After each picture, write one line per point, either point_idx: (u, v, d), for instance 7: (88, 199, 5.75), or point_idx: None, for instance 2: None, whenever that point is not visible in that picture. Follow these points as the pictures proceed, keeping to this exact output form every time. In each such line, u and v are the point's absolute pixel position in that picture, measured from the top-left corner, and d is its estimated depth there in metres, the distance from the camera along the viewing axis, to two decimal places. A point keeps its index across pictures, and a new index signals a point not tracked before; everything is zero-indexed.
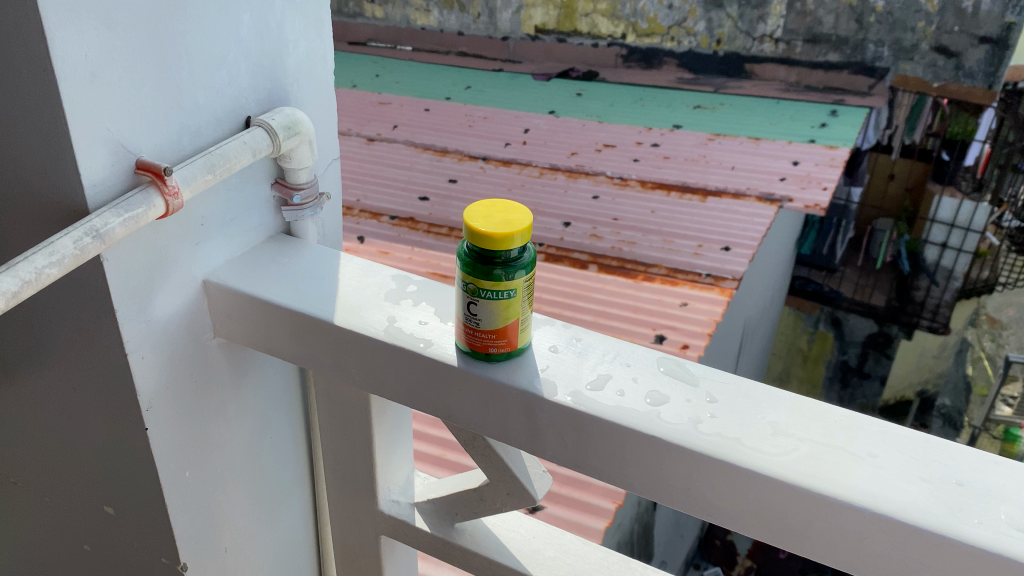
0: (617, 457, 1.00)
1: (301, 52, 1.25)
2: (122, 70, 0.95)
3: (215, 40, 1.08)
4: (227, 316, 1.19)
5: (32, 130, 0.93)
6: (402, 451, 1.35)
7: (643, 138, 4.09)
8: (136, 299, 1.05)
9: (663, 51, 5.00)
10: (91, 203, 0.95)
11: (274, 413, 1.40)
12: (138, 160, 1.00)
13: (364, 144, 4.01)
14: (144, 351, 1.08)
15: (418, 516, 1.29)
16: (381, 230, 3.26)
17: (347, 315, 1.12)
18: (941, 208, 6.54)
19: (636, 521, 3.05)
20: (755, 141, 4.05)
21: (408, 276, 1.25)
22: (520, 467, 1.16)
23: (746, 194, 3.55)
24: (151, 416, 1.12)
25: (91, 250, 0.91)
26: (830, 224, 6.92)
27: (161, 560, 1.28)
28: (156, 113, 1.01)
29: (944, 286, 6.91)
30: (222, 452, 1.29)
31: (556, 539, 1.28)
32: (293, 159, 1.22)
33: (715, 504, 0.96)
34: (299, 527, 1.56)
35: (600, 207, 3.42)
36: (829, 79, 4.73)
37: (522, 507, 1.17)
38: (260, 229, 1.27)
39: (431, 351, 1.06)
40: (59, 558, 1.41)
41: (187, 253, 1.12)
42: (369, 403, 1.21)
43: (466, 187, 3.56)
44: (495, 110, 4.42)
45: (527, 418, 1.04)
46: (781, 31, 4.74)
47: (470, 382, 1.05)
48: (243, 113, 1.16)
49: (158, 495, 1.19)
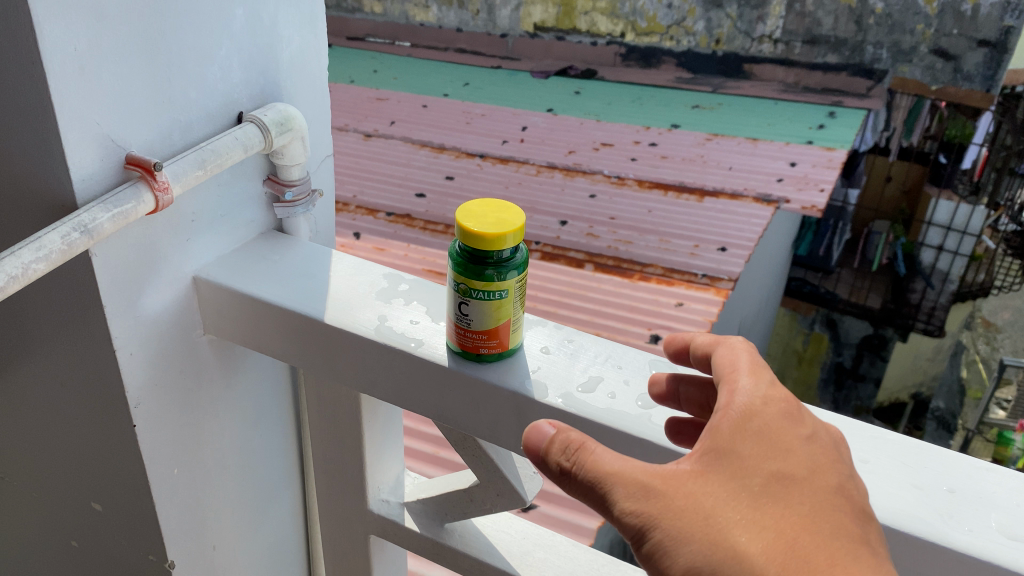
0: None
1: (293, 49, 1.24)
2: (112, 62, 0.93)
3: (208, 35, 1.07)
4: (217, 312, 1.18)
5: (22, 123, 0.92)
6: (392, 450, 1.34)
7: (641, 137, 4.09)
8: (125, 293, 1.04)
9: (662, 50, 4.98)
10: (79, 198, 0.94)
11: (264, 409, 1.39)
12: (129, 155, 0.99)
13: (362, 140, 3.99)
14: (133, 347, 1.08)
15: (407, 516, 1.28)
16: (377, 226, 3.25)
17: (338, 313, 1.11)
18: (937, 211, 6.48)
19: None
20: (753, 141, 4.05)
21: (400, 274, 1.24)
22: (510, 468, 1.15)
23: (743, 195, 3.55)
24: (140, 412, 1.12)
25: (79, 246, 0.90)
26: (827, 225, 6.86)
27: (149, 557, 1.27)
28: (147, 109, 1.00)
29: (940, 289, 6.82)
30: (212, 450, 1.29)
31: (546, 541, 1.27)
32: (285, 155, 1.20)
33: None
34: (288, 524, 1.55)
35: (597, 205, 3.41)
36: (827, 81, 4.75)
37: (511, 509, 1.15)
38: (251, 225, 1.26)
39: (422, 351, 1.06)
40: (45, 554, 1.40)
41: (177, 248, 1.11)
42: (359, 402, 1.20)
43: (463, 185, 3.56)
44: (493, 107, 4.40)
45: (518, 419, 1.03)
46: (781, 31, 4.73)
47: (460, 384, 1.04)
48: (237, 109, 1.16)
49: (147, 491, 1.18)
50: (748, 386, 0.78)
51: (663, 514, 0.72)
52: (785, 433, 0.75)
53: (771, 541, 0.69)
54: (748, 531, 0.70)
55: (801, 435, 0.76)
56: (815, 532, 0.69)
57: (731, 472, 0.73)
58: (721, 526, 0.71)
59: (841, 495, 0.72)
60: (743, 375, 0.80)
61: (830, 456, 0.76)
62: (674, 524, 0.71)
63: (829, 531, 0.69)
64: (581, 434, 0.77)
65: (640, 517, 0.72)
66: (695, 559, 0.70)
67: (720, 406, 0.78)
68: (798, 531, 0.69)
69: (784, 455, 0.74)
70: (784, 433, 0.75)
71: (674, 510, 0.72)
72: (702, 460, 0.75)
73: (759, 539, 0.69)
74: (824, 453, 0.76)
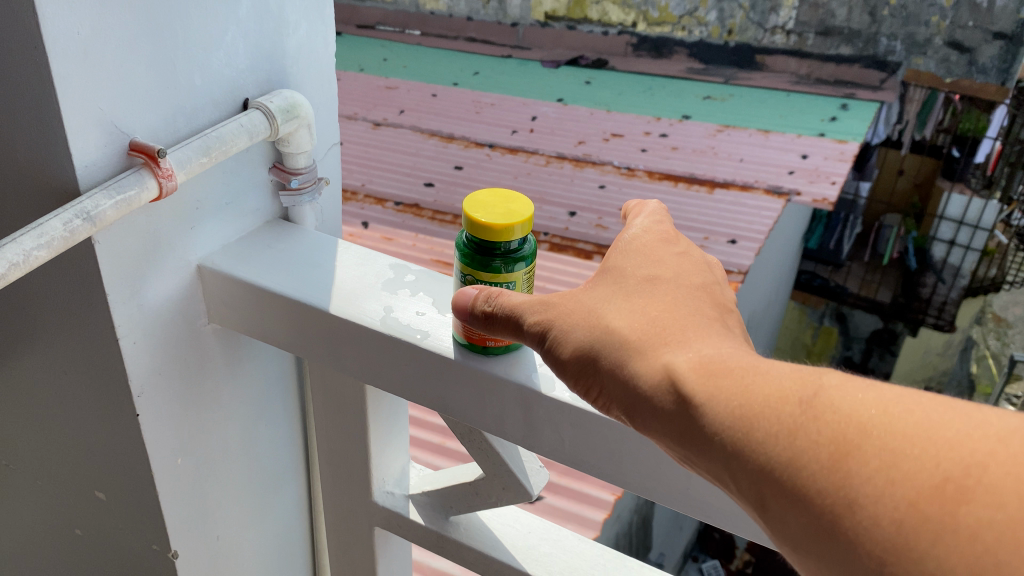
0: (616, 455, 0.98)
1: (300, 35, 1.22)
2: (114, 46, 0.92)
3: (213, 21, 1.05)
4: (223, 302, 1.17)
5: (25, 108, 0.91)
6: (397, 441, 1.32)
7: (651, 128, 4.06)
8: (129, 279, 1.03)
9: (674, 41, 4.94)
10: (82, 184, 0.93)
11: (270, 398, 1.38)
12: (131, 141, 0.97)
13: (371, 129, 3.97)
14: (136, 336, 1.07)
15: (412, 508, 1.27)
16: (385, 216, 3.24)
17: (343, 303, 1.10)
18: (949, 205, 6.43)
19: (636, 513, 3.07)
20: (764, 133, 4.01)
21: (406, 265, 1.23)
22: (516, 461, 1.14)
23: (754, 187, 3.53)
24: (143, 402, 1.11)
25: (81, 233, 0.89)
26: (838, 218, 6.91)
27: (153, 547, 1.26)
28: (151, 96, 0.99)
29: (951, 283, 6.80)
30: (215, 439, 1.28)
31: (553, 535, 1.25)
32: (291, 143, 1.19)
33: (715, 504, 0.95)
34: (293, 514, 1.54)
35: (606, 196, 3.39)
36: (840, 73, 4.70)
37: (517, 503, 1.14)
38: (256, 213, 1.24)
39: (428, 343, 1.04)
40: (47, 541, 1.39)
41: (182, 236, 1.10)
42: (364, 393, 1.18)
43: (472, 175, 3.54)
44: (503, 97, 4.38)
45: (524, 411, 1.01)
46: (793, 22, 4.69)
47: (466, 374, 1.02)
48: (242, 96, 1.14)
49: (149, 481, 1.18)
50: (636, 228, 0.92)
51: (555, 311, 0.83)
52: (660, 251, 0.87)
53: (635, 317, 0.78)
54: (617, 310, 0.80)
55: (674, 251, 0.88)
56: (674, 306, 0.78)
57: (612, 279, 0.84)
58: (598, 313, 0.80)
59: (705, 289, 0.82)
60: (636, 224, 0.93)
61: (701, 265, 0.86)
62: (566, 319, 0.82)
63: (687, 306, 0.78)
64: (499, 288, 0.91)
65: (540, 320, 0.83)
66: (579, 341, 0.80)
67: (614, 245, 0.91)
68: (658, 307, 0.79)
69: (657, 264, 0.85)
70: (659, 249, 0.87)
71: (564, 306, 0.83)
72: (594, 279, 0.86)
73: (626, 316, 0.79)
74: (693, 264, 0.86)
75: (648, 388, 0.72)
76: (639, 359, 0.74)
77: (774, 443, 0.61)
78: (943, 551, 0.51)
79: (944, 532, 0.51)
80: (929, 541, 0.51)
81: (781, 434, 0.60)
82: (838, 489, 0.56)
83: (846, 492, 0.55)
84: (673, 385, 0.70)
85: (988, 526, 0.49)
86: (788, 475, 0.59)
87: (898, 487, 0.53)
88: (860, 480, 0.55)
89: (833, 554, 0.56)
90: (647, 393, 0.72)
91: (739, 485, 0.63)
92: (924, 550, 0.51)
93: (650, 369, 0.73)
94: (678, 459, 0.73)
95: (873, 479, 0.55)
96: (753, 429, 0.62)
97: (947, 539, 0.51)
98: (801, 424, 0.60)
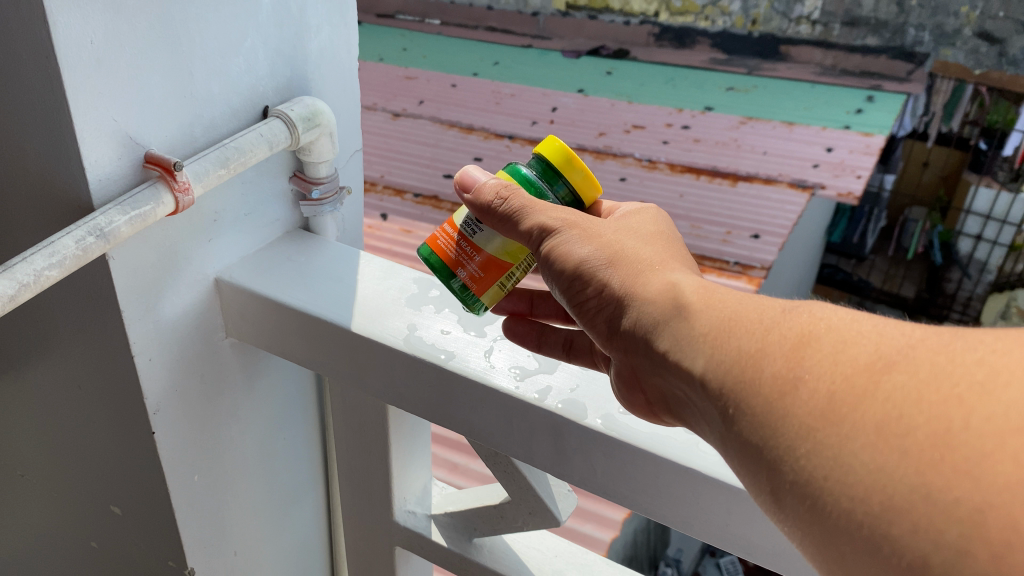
0: (652, 487, 0.93)
1: (322, 39, 1.17)
2: (130, 55, 0.87)
3: (231, 26, 1.00)
4: (240, 316, 1.13)
5: (36, 115, 0.87)
6: (420, 460, 1.28)
7: (673, 120, 3.98)
8: (145, 296, 0.99)
9: (696, 31, 4.85)
10: (97, 199, 0.89)
11: (290, 410, 1.35)
12: (148, 154, 0.93)
13: (390, 119, 3.93)
14: (152, 353, 1.03)
15: (434, 528, 1.23)
16: (404, 208, 3.21)
17: (364, 321, 1.06)
18: (976, 200, 6.31)
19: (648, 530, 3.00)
20: (789, 125, 3.93)
21: (430, 279, 1.18)
22: (542, 486, 1.09)
23: (777, 180, 3.46)
24: (158, 419, 1.07)
25: (95, 251, 0.85)
26: (863, 211, 6.74)
27: (168, 562, 1.23)
28: (168, 104, 0.95)
29: (978, 278, 6.67)
30: (234, 451, 1.24)
31: (579, 559, 1.20)
32: (312, 152, 1.14)
33: (756, 543, 0.90)
34: (310, 528, 1.50)
35: (627, 189, 3.33)
36: (866, 64, 4.57)
37: (544, 528, 1.10)
38: (277, 223, 1.21)
39: (452, 363, 1.00)
40: (62, 552, 1.36)
41: (199, 250, 1.06)
42: (386, 413, 1.14)
43: (491, 166, 3.48)
44: (523, 87, 4.31)
45: (554, 439, 0.96)
46: (819, 13, 4.59)
47: (496, 400, 0.99)
48: (262, 103, 1.10)
49: (166, 498, 1.14)
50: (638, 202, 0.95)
51: (578, 223, 0.84)
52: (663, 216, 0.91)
53: (648, 245, 0.81)
54: (635, 238, 0.82)
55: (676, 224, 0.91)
56: (679, 257, 0.83)
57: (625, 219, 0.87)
58: (614, 232, 0.83)
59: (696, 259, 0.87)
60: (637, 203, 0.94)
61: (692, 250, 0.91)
62: (585, 230, 0.83)
63: (687, 260, 0.82)
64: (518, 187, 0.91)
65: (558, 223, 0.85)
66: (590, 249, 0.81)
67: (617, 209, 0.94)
68: (666, 247, 0.83)
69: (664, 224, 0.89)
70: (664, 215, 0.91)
71: (586, 221, 0.84)
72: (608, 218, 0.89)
73: (639, 242, 0.82)
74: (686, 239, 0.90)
75: (650, 293, 0.75)
76: (649, 273, 0.77)
77: (750, 342, 0.63)
78: (861, 412, 0.54)
79: (862, 399, 0.54)
80: (851, 407, 0.54)
81: (758, 333, 0.64)
82: (788, 372, 0.59)
83: (798, 373, 0.58)
84: (675, 295, 0.72)
85: (901, 388, 0.53)
86: (752, 363, 0.62)
87: (839, 367, 0.56)
88: (811, 363, 0.58)
89: (776, 428, 0.58)
90: (648, 298, 0.75)
91: (708, 376, 0.66)
92: (845, 415, 0.54)
93: (656, 281, 0.75)
94: (652, 368, 0.74)
95: (824, 365, 0.57)
96: (734, 331, 0.65)
97: (864, 404, 0.54)
98: (774, 326, 0.63)
